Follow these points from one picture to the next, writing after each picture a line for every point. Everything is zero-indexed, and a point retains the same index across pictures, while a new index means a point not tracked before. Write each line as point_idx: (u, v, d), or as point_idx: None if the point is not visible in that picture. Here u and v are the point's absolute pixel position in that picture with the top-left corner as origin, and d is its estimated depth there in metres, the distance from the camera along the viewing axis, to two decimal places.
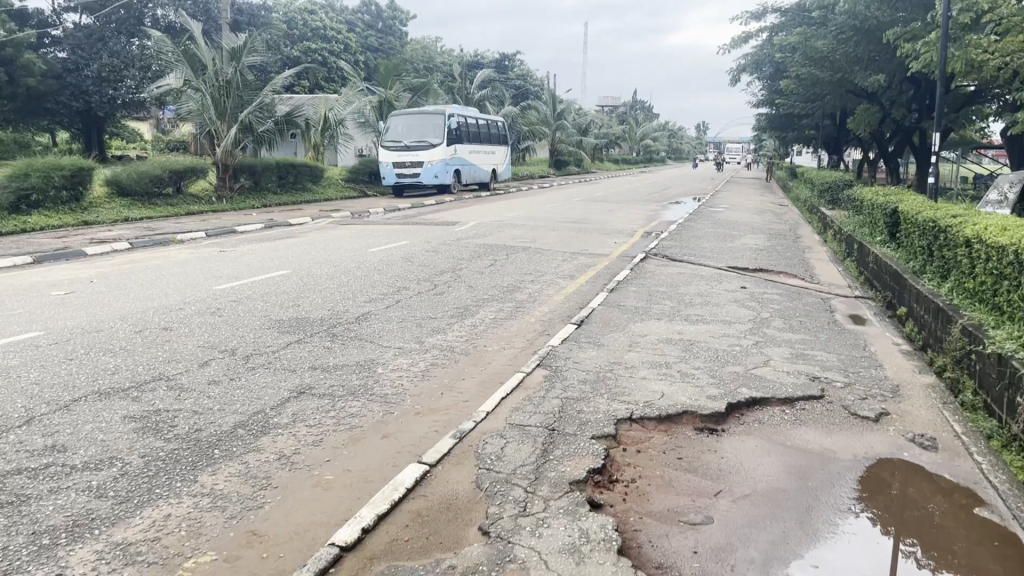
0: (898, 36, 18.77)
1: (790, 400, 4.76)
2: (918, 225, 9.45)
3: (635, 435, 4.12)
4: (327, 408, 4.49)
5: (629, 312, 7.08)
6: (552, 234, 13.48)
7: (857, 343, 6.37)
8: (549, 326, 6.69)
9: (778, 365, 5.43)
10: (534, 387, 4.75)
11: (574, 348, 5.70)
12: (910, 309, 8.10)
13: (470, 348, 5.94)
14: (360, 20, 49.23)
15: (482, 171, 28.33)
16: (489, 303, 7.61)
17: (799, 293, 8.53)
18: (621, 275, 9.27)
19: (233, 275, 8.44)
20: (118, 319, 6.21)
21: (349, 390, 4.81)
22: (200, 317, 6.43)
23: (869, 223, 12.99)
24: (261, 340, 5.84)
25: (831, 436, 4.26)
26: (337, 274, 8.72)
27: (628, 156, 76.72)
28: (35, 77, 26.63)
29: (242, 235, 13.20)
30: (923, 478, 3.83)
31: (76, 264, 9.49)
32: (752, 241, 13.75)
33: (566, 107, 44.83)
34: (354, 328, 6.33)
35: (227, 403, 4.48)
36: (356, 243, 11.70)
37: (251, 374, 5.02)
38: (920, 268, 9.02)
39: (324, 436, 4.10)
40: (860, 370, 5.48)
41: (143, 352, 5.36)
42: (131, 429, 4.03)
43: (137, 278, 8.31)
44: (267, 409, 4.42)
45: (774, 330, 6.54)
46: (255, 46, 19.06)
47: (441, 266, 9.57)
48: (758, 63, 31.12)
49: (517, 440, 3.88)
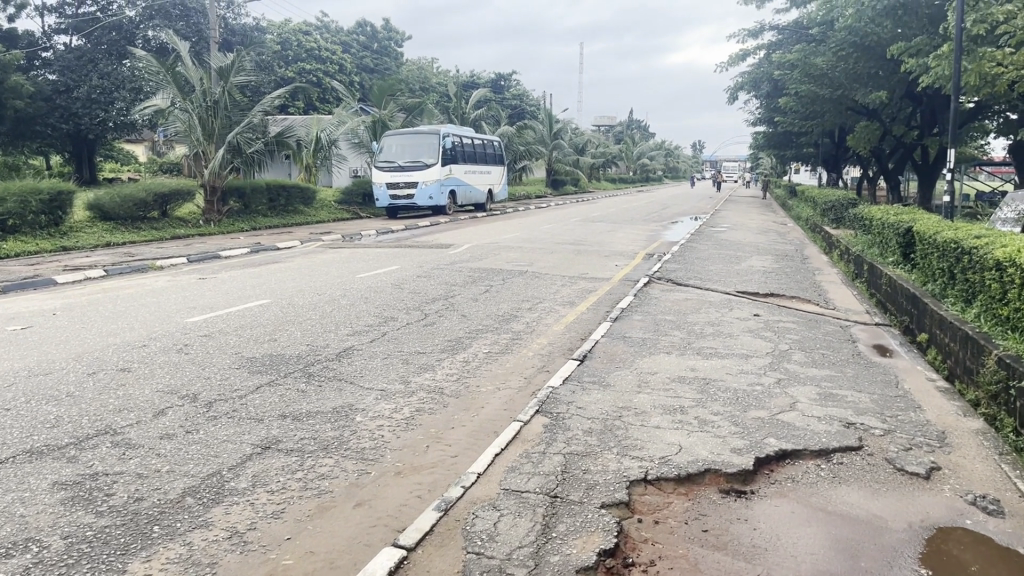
0: (901, 52, 18.27)
1: (825, 452, 4.17)
2: (935, 245, 8.95)
3: (651, 501, 3.53)
4: (294, 468, 3.88)
5: (635, 344, 6.50)
6: (550, 257, 12.91)
7: (888, 379, 5.77)
8: (548, 362, 6.10)
9: (806, 409, 4.82)
10: (533, 440, 4.16)
11: (577, 389, 5.10)
12: (932, 334, 7.56)
13: (461, 389, 5.33)
14: (356, 41, 48.92)
15: (478, 191, 27.84)
16: (482, 334, 7.02)
17: (815, 321, 7.97)
18: (624, 302, 8.71)
19: (209, 306, 7.86)
20: (72, 359, 5.62)
21: (321, 444, 4.22)
22: (165, 355, 5.84)
23: (879, 242, 12.48)
24: (229, 382, 5.24)
25: (878, 499, 3.66)
26: (321, 303, 8.15)
27: (625, 177, 76.84)
28: (23, 99, 26.04)
29: (226, 260, 12.60)
30: (963, 532, 3.38)
31: (43, 293, 8.92)
32: (760, 262, 13.19)
33: (563, 126, 44.52)
34: (333, 366, 5.75)
35: (179, 463, 3.87)
36: (345, 268, 11.17)
37: (213, 425, 4.42)
38: (939, 291, 8.49)
39: (287, 507, 3.48)
40: (897, 414, 4.86)
41: (93, 399, 4.75)
42: (58, 500, 3.43)
43: (106, 308, 7.75)
44: (224, 470, 3.82)
45: (797, 365, 5.96)
46: (244, 64, 18.50)
47: (434, 293, 9.00)
48: (755, 82, 30.47)
49: (513, 513, 3.28)
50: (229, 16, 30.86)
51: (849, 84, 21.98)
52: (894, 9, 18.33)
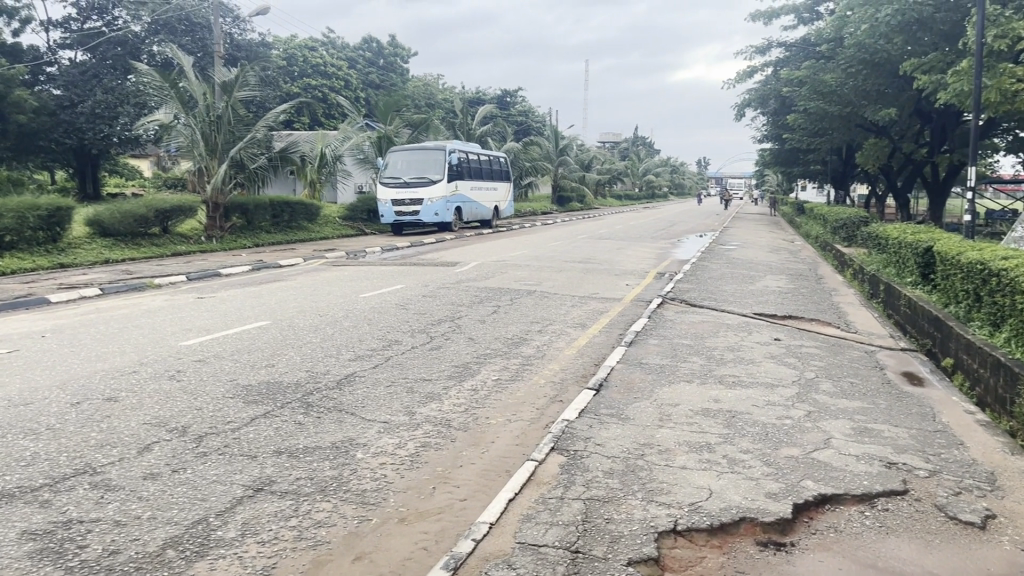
0: (914, 68, 18.01)
1: (868, 497, 3.81)
2: (958, 266, 8.60)
3: (682, 556, 3.17)
4: (288, 515, 3.54)
5: (653, 372, 6.16)
6: (558, 276, 12.58)
7: (924, 411, 5.40)
8: (562, 391, 5.74)
9: (842, 447, 4.47)
10: (549, 482, 3.82)
11: (596, 424, 4.75)
12: (958, 359, 7.18)
13: (470, 422, 4.97)
14: (362, 57, 48.91)
15: (484, 208, 27.61)
16: (491, 359, 6.68)
17: (839, 346, 7.63)
18: (638, 324, 8.37)
19: (205, 328, 7.54)
20: (56, 387, 5.28)
21: (318, 486, 3.88)
22: (155, 383, 5.49)
23: (896, 262, 12.14)
24: (221, 414, 4.89)
25: (932, 552, 3.31)
26: (323, 324, 7.82)
27: (631, 193, 76.75)
28: (26, 113, 25.84)
29: (226, 278, 12.27)
30: None
31: (35, 313, 8.62)
32: (775, 282, 12.85)
33: (570, 143, 44.33)
34: (334, 396, 5.40)
35: (163, 508, 3.53)
36: (348, 287, 10.84)
37: (203, 464, 4.08)
38: (964, 313, 8.13)
39: (278, 561, 3.13)
40: (941, 452, 4.50)
41: (73, 433, 4.41)
42: (24, 553, 3.09)
43: (97, 331, 7.42)
44: (211, 517, 3.48)
45: (825, 396, 5.60)
46: (247, 80, 18.28)
47: (441, 314, 8.68)
48: (762, 99, 30.28)
49: (530, 573, 2.94)
50: (234, 31, 30.81)
51: (860, 100, 21.73)
52: (908, 24, 18.04)
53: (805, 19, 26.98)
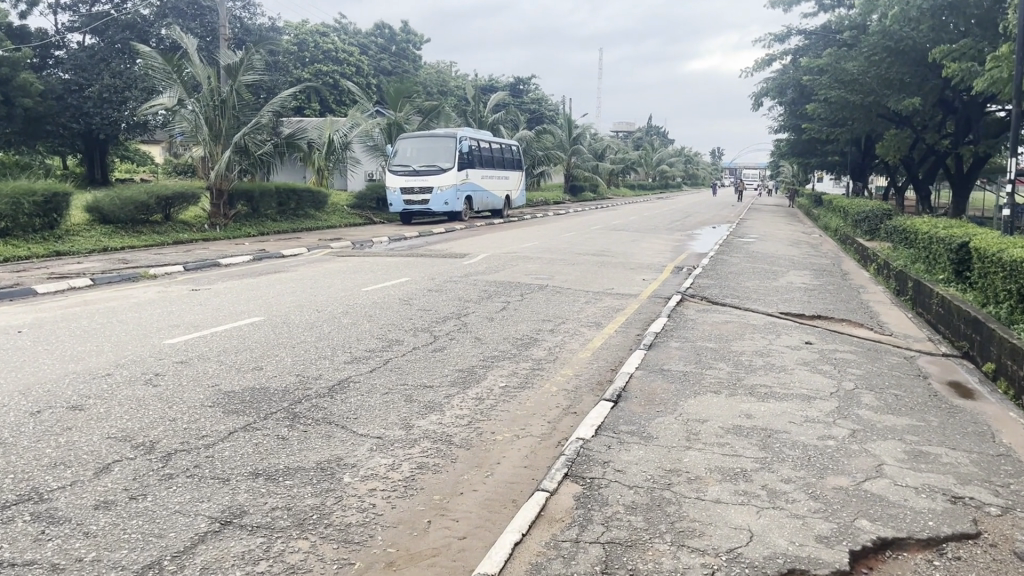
0: (942, 55, 17.25)
1: (936, 542, 3.25)
2: (999, 263, 7.96)
3: None
4: (257, 557, 3.02)
5: (675, 379, 5.63)
6: (571, 269, 12.03)
7: (980, 431, 4.84)
8: (576, 401, 5.20)
9: (899, 476, 3.91)
10: (563, 519, 3.29)
11: (616, 445, 4.20)
12: (1000, 364, 6.56)
13: (474, 439, 4.43)
14: (374, 44, 48.35)
15: (495, 197, 27.06)
16: (499, 363, 6.14)
17: (876, 351, 7.06)
18: (657, 323, 7.83)
19: (194, 324, 7.03)
20: (18, 393, 4.80)
21: (297, 519, 3.36)
22: (130, 388, 5.00)
23: (926, 257, 11.50)
24: (198, 426, 4.39)
25: None
26: (319, 321, 7.32)
27: (646, 183, 75.93)
28: (32, 97, 25.47)
29: (224, 268, 11.76)
30: None
31: (17, 305, 8.14)
32: (798, 278, 12.28)
33: (584, 131, 43.68)
34: (325, 404, 4.90)
35: (111, 549, 3.02)
36: (350, 279, 10.33)
37: (166, 490, 3.56)
38: (1005, 314, 7.49)
39: None
40: (1010, 483, 3.93)
41: (26, 450, 3.91)
42: None
43: (78, 326, 6.91)
44: (165, 560, 2.96)
45: (870, 411, 5.03)
46: (252, 62, 17.71)
47: (446, 311, 8.15)
48: (781, 87, 29.61)
49: None
50: (243, 15, 30.35)
51: (881, 89, 20.72)
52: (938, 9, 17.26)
53: (826, 6, 26.17)
